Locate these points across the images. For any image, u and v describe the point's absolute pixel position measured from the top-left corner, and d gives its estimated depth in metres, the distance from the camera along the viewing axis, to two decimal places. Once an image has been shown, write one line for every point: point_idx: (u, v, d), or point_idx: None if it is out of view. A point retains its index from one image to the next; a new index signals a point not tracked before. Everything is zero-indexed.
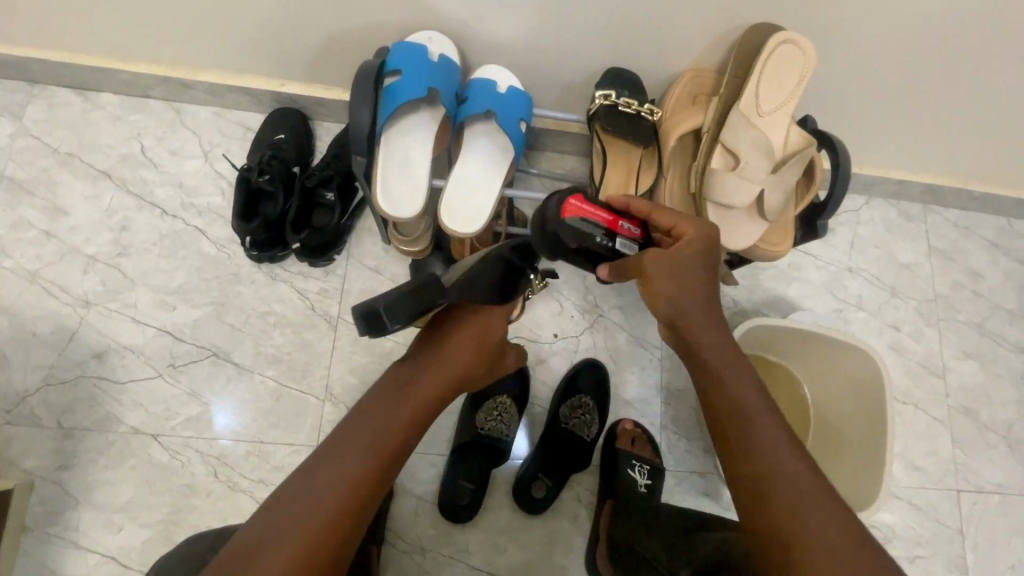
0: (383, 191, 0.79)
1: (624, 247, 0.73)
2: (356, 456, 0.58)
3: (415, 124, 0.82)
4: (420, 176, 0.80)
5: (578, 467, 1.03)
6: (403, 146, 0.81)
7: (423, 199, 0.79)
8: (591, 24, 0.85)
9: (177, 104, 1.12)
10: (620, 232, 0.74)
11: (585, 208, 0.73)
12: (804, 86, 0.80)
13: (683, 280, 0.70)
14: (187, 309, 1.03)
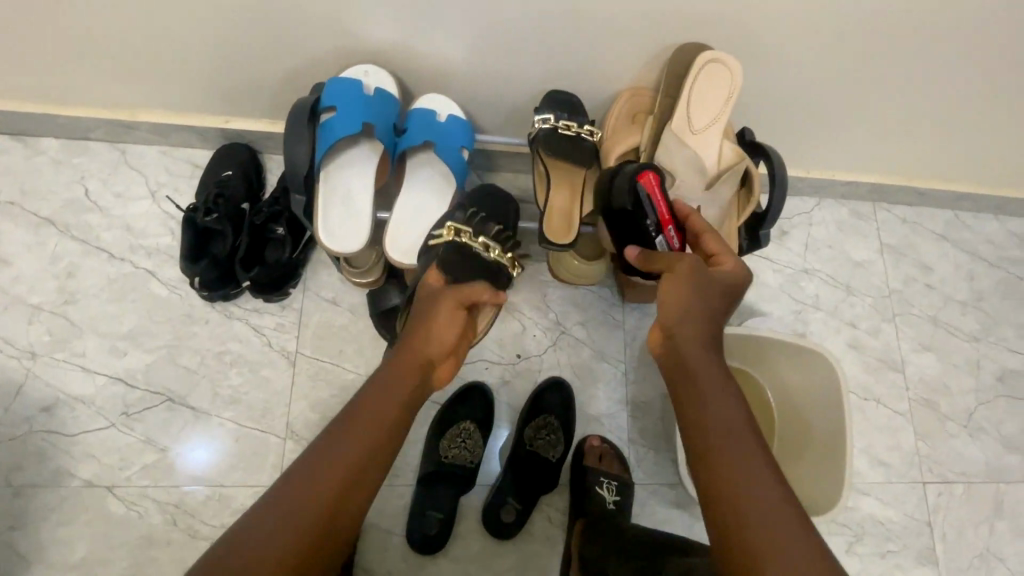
0: (327, 227, 0.79)
1: (660, 241, 0.79)
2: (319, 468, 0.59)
3: (356, 158, 0.82)
4: (364, 210, 0.81)
5: (547, 488, 1.02)
6: (344, 180, 0.81)
7: (368, 231, 0.79)
8: (527, 47, 0.86)
9: (121, 145, 1.10)
10: (665, 231, 0.80)
11: (657, 190, 0.80)
12: (732, 103, 0.83)
13: (707, 301, 0.70)
14: (139, 354, 1.01)
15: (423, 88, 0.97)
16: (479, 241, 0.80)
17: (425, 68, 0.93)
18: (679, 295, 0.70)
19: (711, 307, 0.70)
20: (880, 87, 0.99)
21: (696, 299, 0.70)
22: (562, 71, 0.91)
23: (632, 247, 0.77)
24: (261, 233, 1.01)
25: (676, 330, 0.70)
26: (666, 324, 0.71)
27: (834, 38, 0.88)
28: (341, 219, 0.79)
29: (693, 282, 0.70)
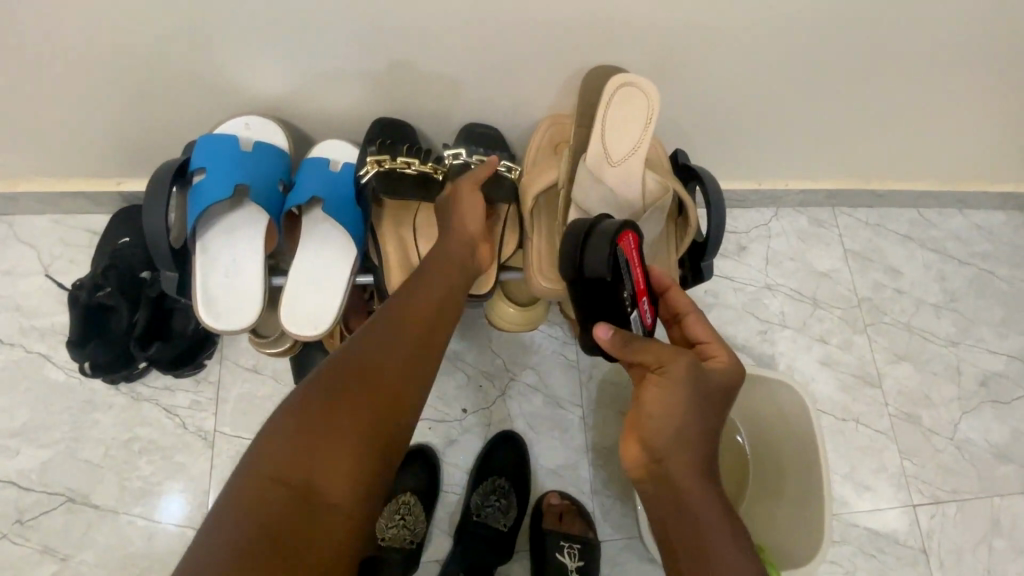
0: (205, 302, 0.70)
1: (637, 319, 0.65)
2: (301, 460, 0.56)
3: (236, 219, 0.73)
4: (251, 279, 0.72)
5: (502, 559, 0.93)
6: (224, 247, 0.72)
7: (260, 302, 0.71)
8: (431, 76, 0.78)
9: (9, 217, 1.00)
10: (642, 305, 0.67)
11: (636, 255, 0.66)
12: (653, 127, 0.75)
13: (699, 399, 0.60)
14: (33, 450, 0.90)
15: (327, 130, 0.89)
16: (401, 160, 0.74)
17: (323, 109, 0.84)
18: (670, 410, 0.59)
19: (705, 425, 0.60)
20: (819, 91, 0.93)
21: (689, 418, 0.59)
22: (472, 101, 0.83)
23: (605, 327, 0.62)
24: (162, 303, 0.91)
25: (666, 454, 0.59)
26: (653, 448, 0.59)
27: (762, 45, 0.81)
28: (226, 293, 0.71)
29: (688, 398, 0.59)
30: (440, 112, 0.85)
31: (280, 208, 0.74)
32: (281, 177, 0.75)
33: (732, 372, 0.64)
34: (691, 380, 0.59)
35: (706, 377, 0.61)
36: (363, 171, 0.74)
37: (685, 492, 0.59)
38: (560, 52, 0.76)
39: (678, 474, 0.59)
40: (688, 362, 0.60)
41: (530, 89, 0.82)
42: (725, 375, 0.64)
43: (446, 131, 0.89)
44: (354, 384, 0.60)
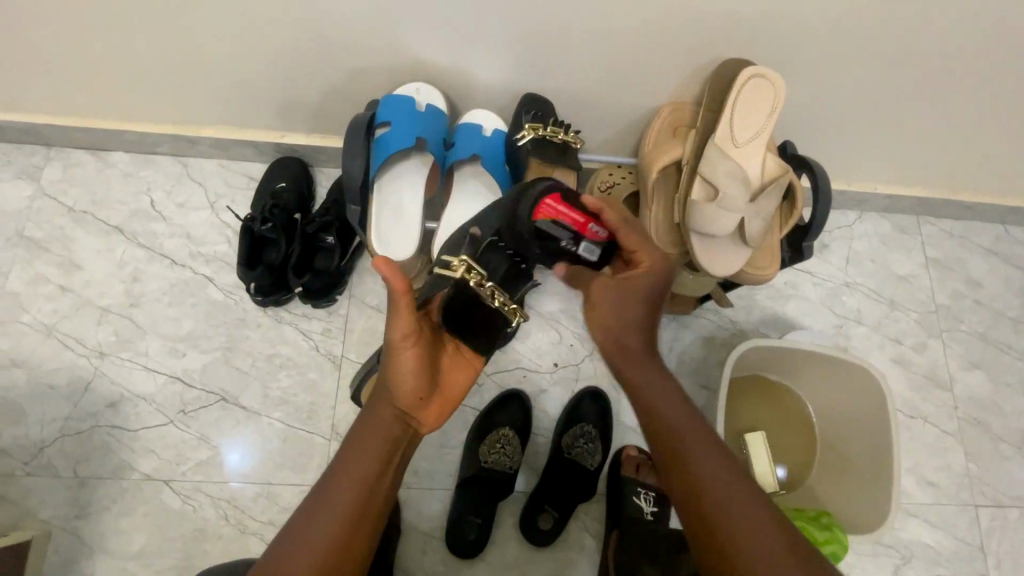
0: (377, 235, 0.91)
1: (585, 252, 0.76)
2: (336, 496, 0.65)
3: (407, 169, 0.95)
4: (414, 220, 0.93)
5: (583, 497, 1.03)
6: (395, 192, 0.94)
7: (417, 240, 0.92)
8: (575, 58, 0.89)
9: (184, 159, 1.17)
10: (588, 236, 0.76)
11: (559, 210, 0.76)
12: (777, 115, 0.87)
13: (624, 299, 0.74)
14: (196, 354, 1.07)
15: (468, 102, 1.01)
16: (551, 130, 0.91)
17: (471, 82, 0.96)
18: (620, 312, 0.74)
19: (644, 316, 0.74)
20: (926, 97, 0.98)
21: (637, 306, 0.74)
22: (602, 84, 0.93)
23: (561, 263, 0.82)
24: (312, 241, 1.06)
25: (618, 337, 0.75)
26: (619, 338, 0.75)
27: (878, 50, 0.88)
28: (393, 228, 0.92)
29: (625, 292, 0.73)
30: (571, 92, 0.96)
31: (440, 162, 0.94)
32: (444, 136, 0.94)
33: (650, 274, 0.73)
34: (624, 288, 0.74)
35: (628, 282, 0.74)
36: (522, 135, 0.91)
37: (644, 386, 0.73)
38: (692, 45, 0.85)
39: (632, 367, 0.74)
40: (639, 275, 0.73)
41: (657, 76, 0.91)
42: (643, 280, 0.73)
43: (572, 110, 1.00)
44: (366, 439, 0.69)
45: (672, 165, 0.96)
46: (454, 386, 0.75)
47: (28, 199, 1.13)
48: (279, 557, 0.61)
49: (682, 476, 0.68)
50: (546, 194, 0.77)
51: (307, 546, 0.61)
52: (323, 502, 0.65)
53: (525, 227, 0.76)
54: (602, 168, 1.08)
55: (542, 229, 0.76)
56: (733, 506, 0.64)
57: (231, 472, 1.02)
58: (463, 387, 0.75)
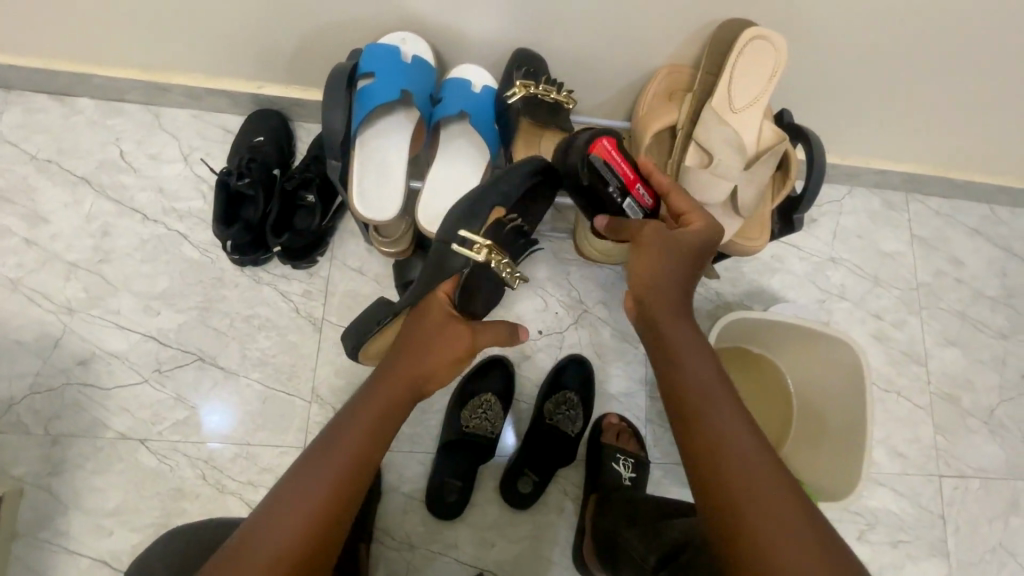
0: (359, 193, 0.88)
1: (630, 208, 0.78)
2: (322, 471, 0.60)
3: (391, 125, 0.91)
4: (397, 179, 0.90)
5: (563, 461, 1.04)
6: (378, 148, 0.90)
7: (401, 199, 0.88)
8: (569, 13, 0.84)
9: (155, 107, 1.11)
10: (635, 193, 0.79)
11: (615, 155, 0.78)
12: (776, 82, 0.85)
13: (675, 256, 0.71)
14: (171, 313, 1.04)
15: (457, 57, 0.96)
16: (544, 87, 0.87)
17: (460, 36, 0.91)
18: (660, 266, 0.70)
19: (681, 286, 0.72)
20: (928, 72, 0.96)
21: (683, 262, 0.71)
22: (597, 42, 0.89)
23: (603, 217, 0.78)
24: (291, 199, 1.03)
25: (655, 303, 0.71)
26: (642, 274, 0.71)
27: (890, 17, 0.84)
28: (376, 186, 0.89)
29: (672, 247, 0.71)
30: (566, 50, 0.92)
31: (427, 118, 0.91)
32: (430, 91, 0.91)
33: (705, 234, 0.71)
34: (667, 248, 0.70)
35: (678, 239, 0.71)
36: (512, 92, 0.87)
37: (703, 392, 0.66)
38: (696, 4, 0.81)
39: (668, 328, 0.70)
40: (658, 232, 0.72)
41: (656, 37, 0.87)
42: (692, 234, 0.71)
43: (565, 69, 0.96)
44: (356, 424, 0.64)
45: (666, 131, 0.94)
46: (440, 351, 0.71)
47: None
48: (245, 541, 0.55)
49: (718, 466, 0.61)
50: (605, 136, 0.79)
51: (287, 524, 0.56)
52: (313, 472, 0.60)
53: (579, 157, 0.78)
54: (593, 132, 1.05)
55: (597, 165, 0.77)
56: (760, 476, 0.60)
57: (209, 432, 1.01)
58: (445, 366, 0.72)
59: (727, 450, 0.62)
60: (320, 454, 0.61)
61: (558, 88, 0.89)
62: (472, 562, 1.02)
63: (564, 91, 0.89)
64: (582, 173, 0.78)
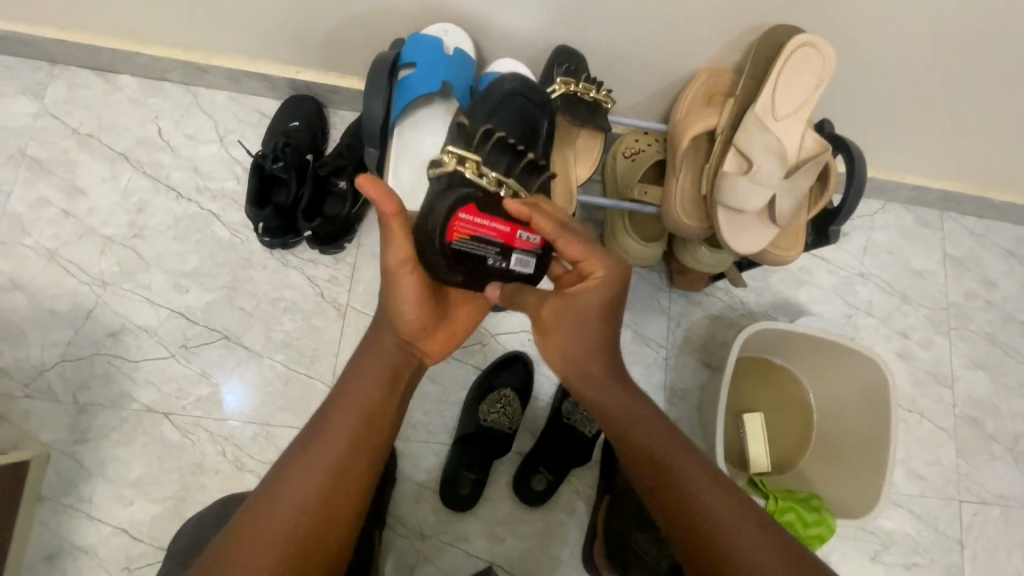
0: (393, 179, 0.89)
1: (521, 265, 0.69)
2: (334, 431, 0.63)
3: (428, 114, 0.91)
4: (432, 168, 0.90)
5: (577, 461, 1.04)
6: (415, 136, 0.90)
7: None
8: (612, 13, 0.84)
9: (194, 88, 1.12)
10: (518, 246, 0.68)
11: (477, 222, 0.66)
12: (820, 91, 0.84)
13: (586, 326, 0.69)
14: (200, 291, 1.06)
15: (496, 51, 0.96)
16: (585, 85, 0.87)
17: (501, 31, 0.91)
18: (580, 340, 0.70)
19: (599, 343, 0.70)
20: (971, 89, 0.94)
21: (600, 328, 0.69)
22: (639, 44, 0.89)
23: (493, 286, 0.70)
24: (323, 185, 1.04)
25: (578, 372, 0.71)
26: (563, 350, 0.71)
27: (941, 29, 0.82)
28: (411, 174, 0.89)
29: (574, 317, 0.68)
30: (606, 50, 0.91)
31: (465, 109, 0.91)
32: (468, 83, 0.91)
33: (595, 288, 0.67)
34: (571, 317, 0.68)
35: (576, 304, 0.68)
36: (553, 89, 0.86)
37: (664, 470, 0.65)
38: (743, 8, 0.80)
39: (602, 396, 0.71)
40: (554, 305, 0.68)
41: (698, 41, 0.87)
42: (592, 294, 0.67)
43: (604, 68, 0.95)
44: (358, 382, 0.67)
45: (704, 135, 0.93)
46: (405, 293, 0.67)
47: (31, 117, 1.08)
48: (262, 507, 0.59)
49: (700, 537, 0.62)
50: (458, 208, 0.65)
51: (307, 479, 0.60)
52: (322, 434, 0.63)
53: (440, 250, 0.65)
54: (627, 132, 1.05)
55: (462, 249, 0.66)
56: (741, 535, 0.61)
57: (228, 409, 1.02)
58: (418, 300, 0.68)
59: (695, 512, 0.63)
60: (324, 420, 0.64)
61: (596, 87, 0.89)
62: (482, 555, 1.02)
63: (603, 91, 0.89)
64: (450, 268, 0.66)
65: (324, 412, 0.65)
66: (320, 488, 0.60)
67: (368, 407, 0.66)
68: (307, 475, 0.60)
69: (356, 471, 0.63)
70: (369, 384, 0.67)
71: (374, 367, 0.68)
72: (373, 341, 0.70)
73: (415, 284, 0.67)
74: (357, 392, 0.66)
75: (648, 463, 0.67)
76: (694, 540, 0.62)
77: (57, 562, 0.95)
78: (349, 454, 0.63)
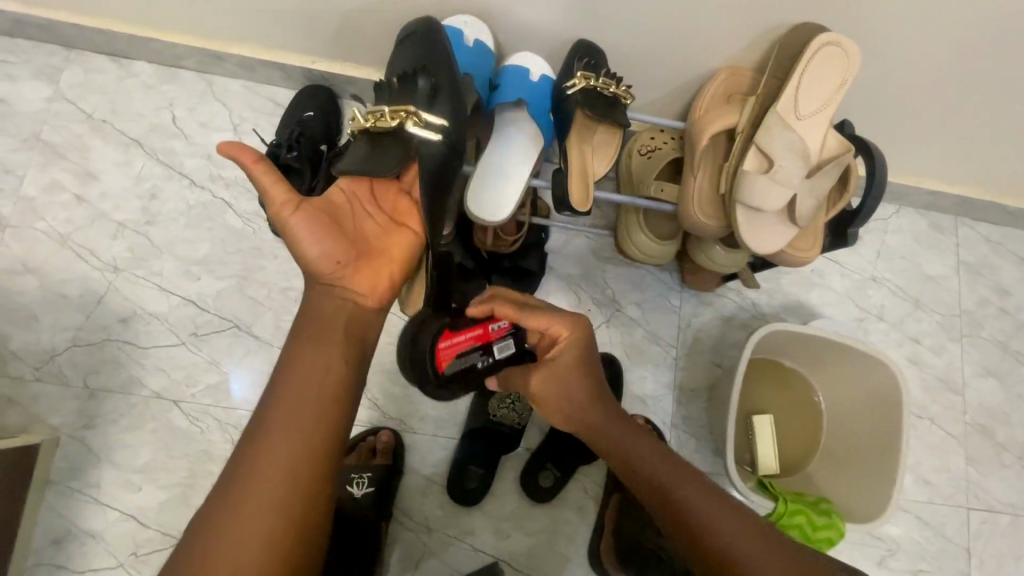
0: None
1: (502, 353, 0.72)
2: (292, 396, 0.65)
3: None
4: None
5: (586, 458, 1.04)
6: None
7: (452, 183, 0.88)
8: (634, 9, 0.83)
9: (208, 75, 1.12)
10: (494, 339, 0.73)
11: (455, 341, 0.72)
12: (843, 92, 0.83)
13: (564, 382, 0.77)
14: (210, 279, 1.05)
15: (514, 45, 0.95)
16: (604, 80, 0.86)
17: (521, 24, 0.91)
18: (568, 397, 0.77)
19: (589, 390, 0.77)
20: (994, 92, 0.93)
21: (579, 377, 0.77)
22: (659, 40, 0.88)
23: None
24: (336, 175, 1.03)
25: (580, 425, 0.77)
26: (557, 408, 0.78)
27: (967, 31, 0.81)
28: None
29: (554, 377, 0.77)
30: (626, 46, 0.91)
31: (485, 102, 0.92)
32: (488, 76, 0.92)
33: (564, 344, 0.76)
34: (552, 381, 0.77)
35: (556, 368, 0.77)
36: (571, 83, 0.86)
37: (671, 506, 0.67)
38: (767, 5, 0.79)
39: (606, 440, 0.74)
40: (542, 375, 0.78)
41: (720, 39, 0.86)
42: (563, 349, 0.77)
43: (623, 64, 0.95)
44: (313, 344, 0.68)
45: (722, 133, 0.92)
46: (306, 235, 0.70)
47: (45, 101, 1.08)
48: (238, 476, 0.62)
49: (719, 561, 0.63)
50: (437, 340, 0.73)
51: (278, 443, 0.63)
52: (282, 401, 0.65)
53: (443, 381, 0.72)
54: (643, 130, 1.04)
55: (457, 369, 0.71)
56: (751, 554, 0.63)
57: (237, 398, 1.02)
58: (319, 237, 0.71)
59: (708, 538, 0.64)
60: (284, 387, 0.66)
61: (615, 83, 0.88)
62: (488, 550, 1.02)
63: (622, 86, 0.88)
64: (455, 383, 0.73)
65: (283, 378, 0.66)
66: (293, 452, 0.63)
67: (323, 368, 0.67)
68: (273, 440, 0.63)
69: (322, 423, 0.65)
70: (325, 344, 0.69)
71: (325, 326, 0.70)
72: (312, 300, 0.71)
73: (307, 222, 0.70)
74: (312, 355, 0.68)
75: (658, 495, 0.68)
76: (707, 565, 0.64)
77: (64, 546, 0.95)
78: (313, 412, 0.65)
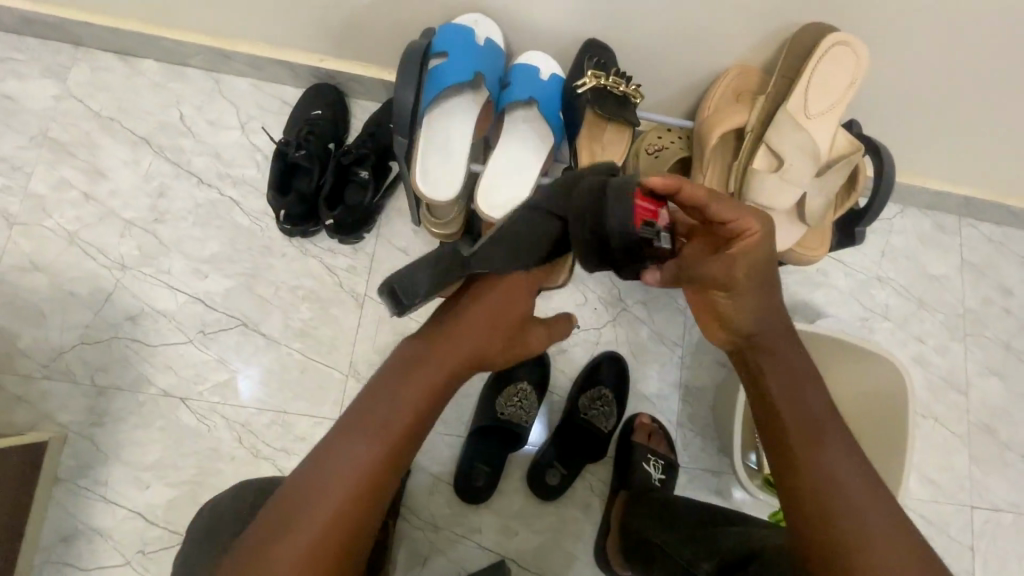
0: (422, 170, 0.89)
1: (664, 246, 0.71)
2: (366, 433, 0.63)
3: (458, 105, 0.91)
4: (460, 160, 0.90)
5: (592, 456, 1.05)
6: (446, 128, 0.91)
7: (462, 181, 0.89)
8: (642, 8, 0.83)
9: (215, 74, 1.12)
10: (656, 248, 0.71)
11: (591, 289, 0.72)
12: (853, 91, 0.83)
13: (747, 283, 0.69)
14: (218, 277, 1.06)
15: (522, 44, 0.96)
16: (614, 79, 0.86)
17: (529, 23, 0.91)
18: (761, 309, 0.70)
19: (769, 303, 0.70)
20: (1000, 93, 0.93)
21: (766, 290, 0.70)
22: (668, 40, 0.88)
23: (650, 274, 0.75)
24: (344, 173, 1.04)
25: (748, 331, 0.71)
26: (729, 315, 0.72)
27: (974, 32, 0.82)
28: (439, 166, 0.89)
29: (749, 282, 0.69)
30: (635, 45, 0.91)
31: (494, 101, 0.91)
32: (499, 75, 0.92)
33: (758, 241, 0.67)
34: (758, 285, 0.69)
35: (733, 264, 0.68)
36: (582, 82, 0.86)
37: (812, 446, 0.65)
38: (776, 6, 0.80)
39: (772, 357, 0.70)
40: (747, 267, 0.68)
41: (728, 38, 0.86)
42: (756, 252, 0.67)
43: (631, 64, 0.95)
44: (399, 385, 0.66)
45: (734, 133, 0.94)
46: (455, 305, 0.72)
47: (54, 99, 1.08)
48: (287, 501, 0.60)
49: (826, 515, 0.61)
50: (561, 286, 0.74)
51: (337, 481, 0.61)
52: (355, 438, 0.63)
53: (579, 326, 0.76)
54: (650, 129, 1.04)
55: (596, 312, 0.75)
56: (871, 521, 0.60)
57: (244, 396, 1.02)
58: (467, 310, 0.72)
59: (832, 489, 0.62)
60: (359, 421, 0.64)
61: (625, 82, 0.89)
62: (495, 548, 1.02)
63: (632, 86, 0.89)
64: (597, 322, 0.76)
65: (361, 407, 0.65)
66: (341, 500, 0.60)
67: (398, 420, 0.64)
68: (335, 476, 0.61)
69: (384, 475, 0.63)
70: (415, 390, 0.66)
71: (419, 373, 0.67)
72: (409, 347, 0.70)
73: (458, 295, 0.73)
74: (395, 396, 0.65)
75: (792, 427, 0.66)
76: (815, 511, 0.62)
77: (72, 543, 0.95)
78: (382, 462, 0.63)
